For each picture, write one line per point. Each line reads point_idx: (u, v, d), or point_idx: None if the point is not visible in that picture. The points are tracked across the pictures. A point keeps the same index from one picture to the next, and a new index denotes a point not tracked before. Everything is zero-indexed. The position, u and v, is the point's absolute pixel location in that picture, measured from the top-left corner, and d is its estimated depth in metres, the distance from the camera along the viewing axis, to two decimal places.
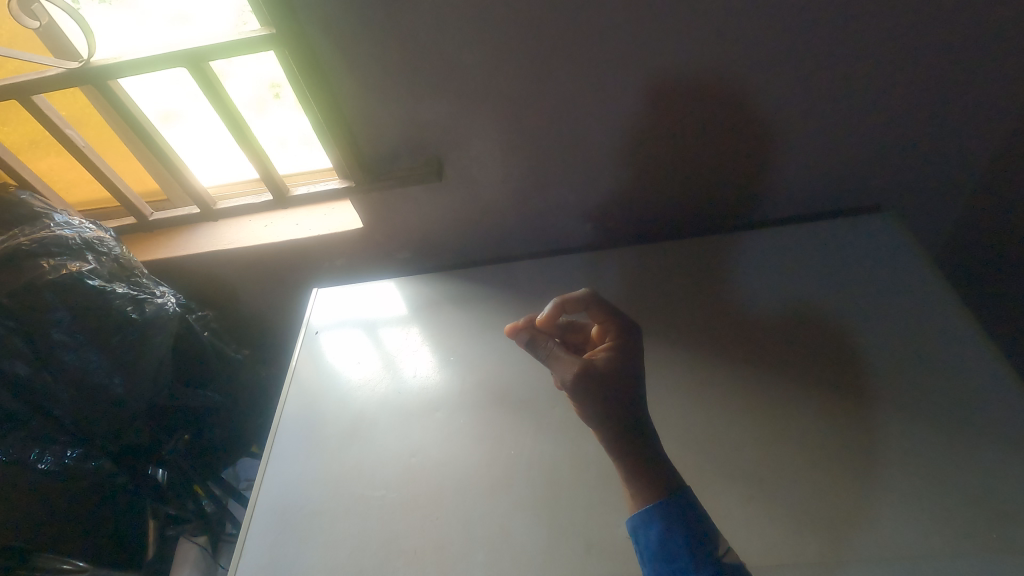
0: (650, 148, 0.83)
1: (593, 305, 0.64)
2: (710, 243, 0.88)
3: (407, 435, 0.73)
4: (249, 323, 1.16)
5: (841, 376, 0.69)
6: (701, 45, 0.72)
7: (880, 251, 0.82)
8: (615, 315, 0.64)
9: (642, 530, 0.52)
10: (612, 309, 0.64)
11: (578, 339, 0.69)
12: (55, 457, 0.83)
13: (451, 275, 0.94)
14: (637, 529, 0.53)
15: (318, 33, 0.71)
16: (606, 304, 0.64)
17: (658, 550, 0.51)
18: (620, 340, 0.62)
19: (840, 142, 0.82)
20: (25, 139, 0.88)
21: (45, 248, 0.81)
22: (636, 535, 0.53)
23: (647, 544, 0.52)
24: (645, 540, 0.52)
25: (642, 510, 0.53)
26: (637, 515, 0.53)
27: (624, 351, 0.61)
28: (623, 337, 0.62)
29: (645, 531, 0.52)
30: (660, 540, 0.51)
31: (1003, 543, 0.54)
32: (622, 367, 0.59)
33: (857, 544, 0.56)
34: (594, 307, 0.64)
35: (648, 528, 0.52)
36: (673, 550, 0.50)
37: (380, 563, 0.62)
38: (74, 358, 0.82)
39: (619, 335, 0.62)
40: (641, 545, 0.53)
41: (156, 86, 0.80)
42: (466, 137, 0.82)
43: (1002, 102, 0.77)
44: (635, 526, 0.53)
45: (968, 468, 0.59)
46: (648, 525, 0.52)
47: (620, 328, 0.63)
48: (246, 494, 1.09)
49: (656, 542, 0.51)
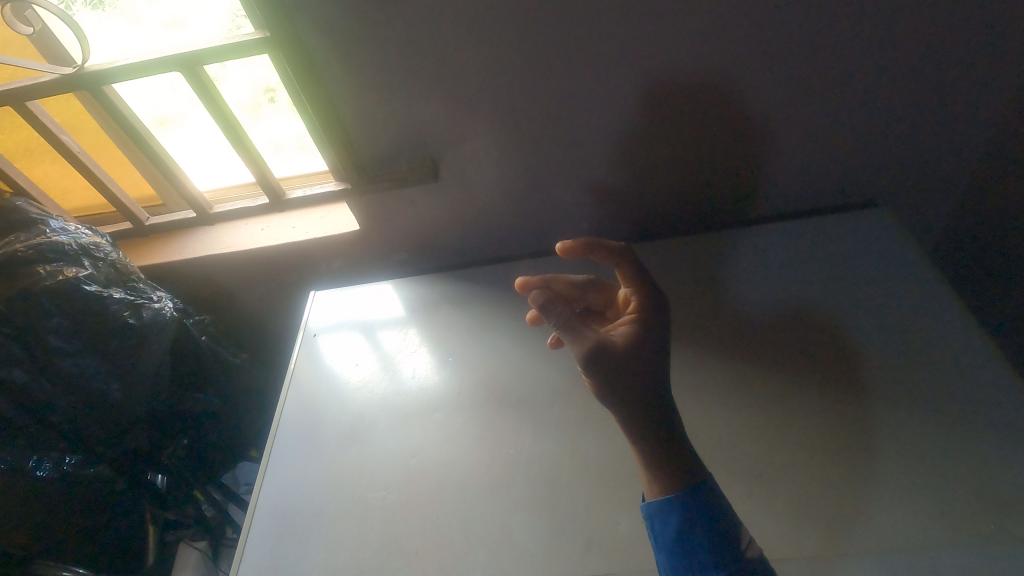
0: (646, 146, 0.83)
1: (621, 263, 0.66)
2: (707, 241, 0.89)
3: (407, 435, 0.73)
4: (248, 327, 1.15)
5: (839, 372, 0.70)
6: (693, 46, 0.72)
7: (875, 246, 0.82)
8: (644, 281, 0.65)
9: (660, 518, 0.54)
10: (641, 275, 0.65)
11: (600, 300, 0.74)
12: (54, 464, 0.82)
13: (450, 275, 0.94)
14: (654, 517, 0.54)
15: (313, 37, 0.71)
16: (635, 264, 0.66)
17: (674, 540, 0.53)
18: (641, 306, 0.63)
19: (834, 139, 0.83)
20: (20, 147, 0.88)
21: (41, 254, 0.81)
22: (652, 521, 0.54)
23: (662, 533, 0.54)
24: (660, 528, 0.54)
25: (662, 499, 0.54)
26: (655, 503, 0.54)
27: (644, 331, 0.61)
28: (646, 309, 0.63)
29: (663, 520, 0.53)
30: (678, 530, 0.52)
31: (1001, 534, 0.54)
32: (637, 345, 0.59)
33: (855, 536, 0.56)
34: (622, 263, 0.66)
35: (666, 517, 0.53)
36: (689, 542, 0.52)
37: (380, 564, 0.62)
38: (71, 364, 0.82)
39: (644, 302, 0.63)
40: (655, 533, 0.54)
41: (152, 92, 0.80)
42: (460, 139, 0.82)
43: (993, 97, 0.77)
44: (651, 514, 0.54)
45: (966, 459, 0.60)
46: (668, 513, 0.53)
47: (648, 303, 0.63)
48: (246, 498, 1.06)
49: (672, 532, 0.53)
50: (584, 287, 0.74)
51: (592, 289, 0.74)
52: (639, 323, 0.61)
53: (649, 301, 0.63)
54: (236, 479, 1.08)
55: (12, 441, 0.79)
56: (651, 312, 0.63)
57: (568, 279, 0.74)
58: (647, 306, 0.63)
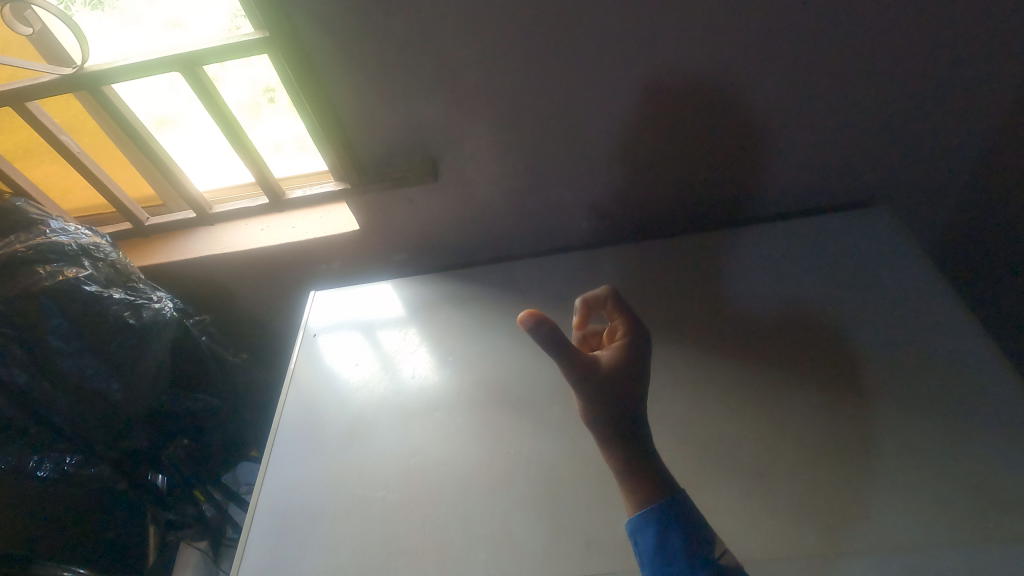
0: (645, 146, 0.83)
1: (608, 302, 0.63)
2: (707, 240, 0.89)
3: (407, 435, 0.73)
4: (249, 326, 1.15)
5: (839, 371, 0.70)
6: (693, 45, 0.72)
7: (875, 245, 0.82)
8: (628, 312, 0.62)
9: (640, 533, 0.53)
10: (625, 307, 0.62)
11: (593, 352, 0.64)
12: (53, 465, 0.84)
13: (450, 275, 0.94)
14: (635, 533, 0.54)
15: (313, 38, 0.71)
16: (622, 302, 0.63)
17: (655, 552, 0.52)
18: (627, 334, 0.60)
19: (835, 138, 0.83)
20: (20, 148, 0.88)
21: (41, 254, 0.81)
22: (634, 536, 0.54)
23: (644, 547, 0.53)
24: (641, 543, 0.53)
25: (639, 513, 0.53)
26: (636, 519, 0.54)
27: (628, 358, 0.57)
28: (632, 338, 0.59)
29: (643, 534, 0.53)
30: (657, 542, 0.52)
31: (1001, 533, 0.54)
32: (623, 370, 0.56)
33: (855, 535, 0.56)
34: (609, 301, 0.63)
35: (645, 531, 0.53)
36: (669, 554, 0.51)
37: (380, 563, 0.62)
38: (71, 364, 0.82)
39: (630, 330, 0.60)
40: (637, 547, 0.54)
41: (152, 93, 0.80)
42: (460, 139, 0.82)
43: (994, 96, 0.77)
44: (632, 529, 0.54)
45: (965, 457, 0.60)
46: (646, 527, 0.53)
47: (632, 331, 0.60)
48: (247, 498, 1.05)
49: (653, 545, 0.52)
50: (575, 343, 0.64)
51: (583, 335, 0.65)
52: (623, 350, 0.58)
53: (634, 331, 0.60)
54: (236, 479, 1.07)
55: (14, 441, 0.81)
56: (637, 341, 0.59)
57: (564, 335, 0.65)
58: (633, 334, 0.60)
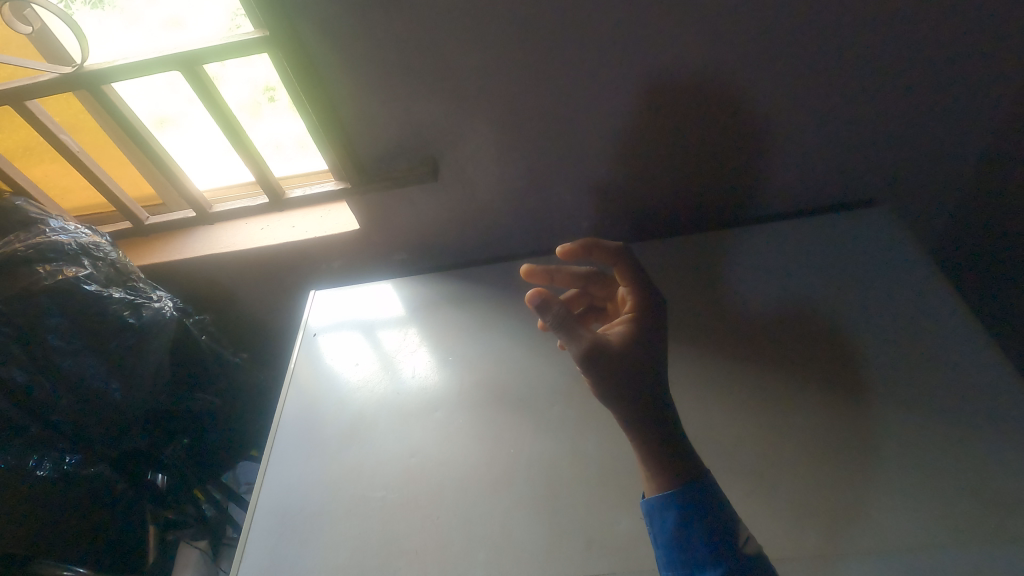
0: (646, 146, 0.83)
1: (620, 261, 0.67)
2: (708, 240, 0.89)
3: (407, 435, 0.73)
4: (248, 326, 1.15)
5: (839, 371, 0.69)
6: (694, 45, 0.72)
7: (876, 245, 0.82)
8: (639, 282, 0.65)
9: (657, 516, 0.53)
10: (638, 274, 0.65)
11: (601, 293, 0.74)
12: (55, 463, 0.82)
13: (450, 275, 0.94)
14: (652, 514, 0.54)
15: (313, 37, 0.71)
16: (634, 263, 0.67)
17: (670, 536, 0.52)
18: (638, 308, 0.63)
19: (835, 138, 0.82)
20: (19, 147, 0.88)
21: (40, 253, 0.81)
22: (650, 518, 0.54)
23: (660, 530, 0.53)
24: (657, 526, 0.53)
25: (659, 496, 0.53)
26: (653, 501, 0.54)
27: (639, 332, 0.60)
28: (643, 312, 0.62)
29: (660, 517, 0.53)
30: (674, 528, 0.52)
31: (1002, 533, 0.54)
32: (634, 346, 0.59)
33: (856, 536, 0.56)
34: (619, 261, 0.67)
35: (662, 515, 0.53)
36: (686, 540, 0.51)
37: (380, 564, 0.62)
38: (71, 364, 0.82)
39: (642, 305, 0.63)
40: (653, 530, 0.54)
41: (152, 92, 0.80)
42: (461, 139, 0.82)
43: (995, 96, 0.77)
44: (649, 511, 0.54)
45: (966, 458, 0.60)
46: (664, 511, 0.53)
47: (643, 304, 0.63)
48: (246, 497, 1.07)
49: (670, 529, 0.52)
50: (586, 280, 0.74)
51: (594, 282, 0.74)
52: (634, 324, 0.61)
53: (645, 304, 0.63)
54: (236, 478, 1.09)
55: (15, 438, 0.79)
56: (648, 316, 0.62)
57: (570, 272, 0.74)
58: (645, 307, 0.63)
